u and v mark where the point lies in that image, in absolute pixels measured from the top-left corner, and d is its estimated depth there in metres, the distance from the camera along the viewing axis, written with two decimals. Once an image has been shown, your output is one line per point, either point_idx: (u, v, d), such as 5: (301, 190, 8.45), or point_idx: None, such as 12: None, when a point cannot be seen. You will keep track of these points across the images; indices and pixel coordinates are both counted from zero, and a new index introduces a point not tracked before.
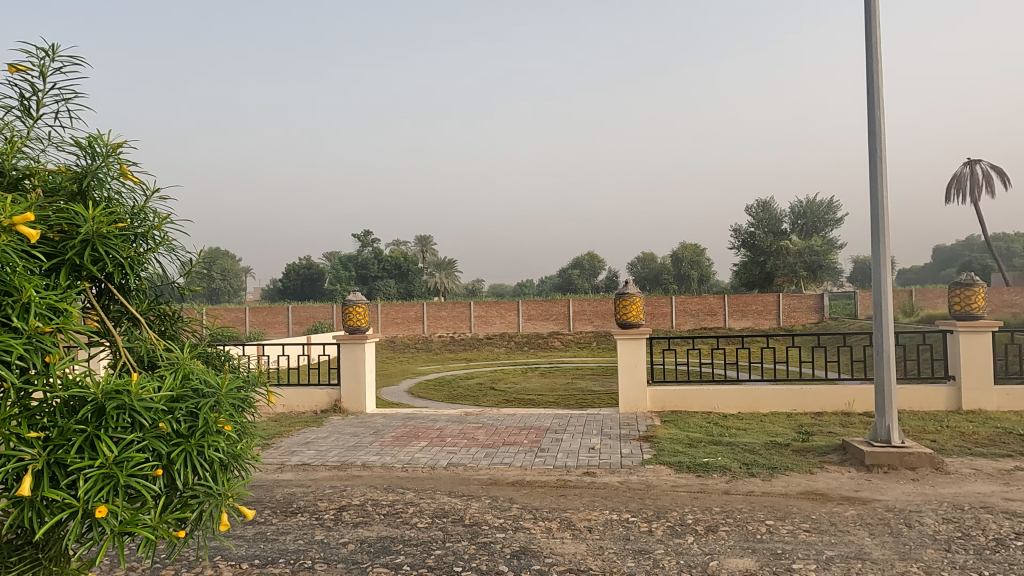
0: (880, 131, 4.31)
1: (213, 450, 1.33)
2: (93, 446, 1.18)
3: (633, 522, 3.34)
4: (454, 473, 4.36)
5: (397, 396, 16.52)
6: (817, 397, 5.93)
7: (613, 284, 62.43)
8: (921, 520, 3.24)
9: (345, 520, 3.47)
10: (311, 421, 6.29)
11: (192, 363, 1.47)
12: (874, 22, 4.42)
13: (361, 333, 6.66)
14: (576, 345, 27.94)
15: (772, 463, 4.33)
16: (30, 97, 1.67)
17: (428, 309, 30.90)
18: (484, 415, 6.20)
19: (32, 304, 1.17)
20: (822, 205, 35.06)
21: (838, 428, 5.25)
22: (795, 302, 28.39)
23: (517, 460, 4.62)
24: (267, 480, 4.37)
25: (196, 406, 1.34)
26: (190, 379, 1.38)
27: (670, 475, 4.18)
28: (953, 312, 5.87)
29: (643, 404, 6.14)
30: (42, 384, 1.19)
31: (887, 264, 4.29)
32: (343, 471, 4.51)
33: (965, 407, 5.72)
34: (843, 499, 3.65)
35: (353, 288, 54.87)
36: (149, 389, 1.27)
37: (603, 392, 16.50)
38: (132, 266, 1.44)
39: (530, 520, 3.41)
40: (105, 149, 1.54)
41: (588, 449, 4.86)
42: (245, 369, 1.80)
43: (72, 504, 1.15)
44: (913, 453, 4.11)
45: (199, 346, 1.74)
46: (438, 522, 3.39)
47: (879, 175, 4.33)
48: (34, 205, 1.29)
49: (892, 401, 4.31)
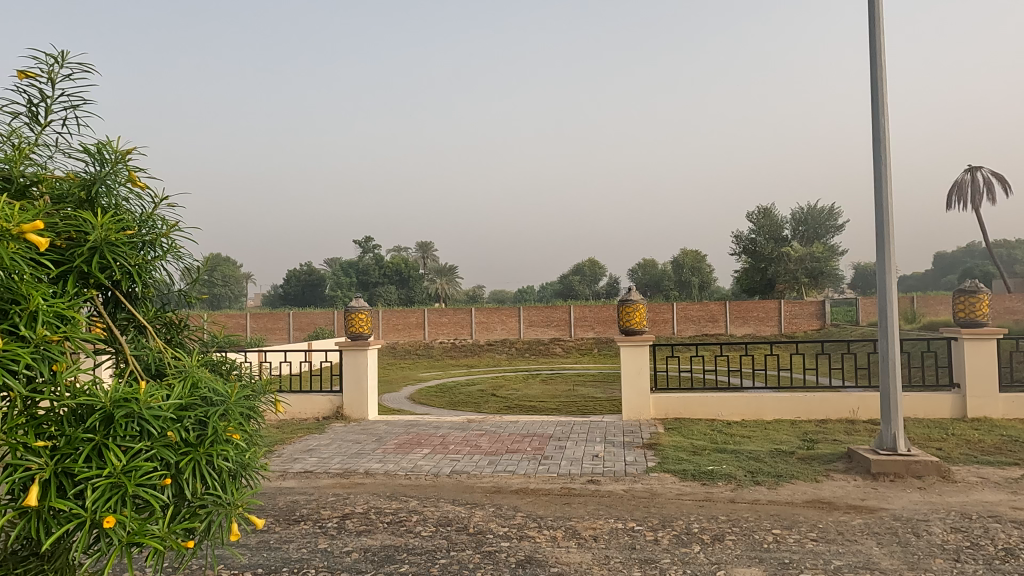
0: (885, 136, 4.31)
1: (221, 459, 1.32)
2: (102, 455, 1.16)
3: (638, 531, 3.31)
4: (458, 481, 4.33)
5: (398, 403, 16.49)
6: (821, 405, 5.91)
7: (614, 290, 62.47)
8: (929, 529, 3.22)
9: (349, 528, 3.45)
10: (313, 428, 6.28)
11: (200, 372, 1.45)
12: (878, 28, 4.42)
13: (364, 339, 6.62)
14: (577, 351, 27.91)
15: (777, 471, 4.31)
16: (38, 103, 1.66)
17: (429, 315, 30.88)
18: (487, 422, 6.19)
19: (39, 312, 1.15)
20: (823, 211, 35.10)
21: (843, 436, 5.22)
22: (797, 309, 28.36)
23: (520, 467, 4.60)
24: (269, 488, 4.34)
25: (204, 415, 1.33)
26: (198, 387, 1.37)
27: (674, 483, 4.16)
28: (958, 319, 5.85)
29: (647, 411, 6.12)
30: (49, 393, 1.18)
31: (892, 271, 4.27)
32: (346, 478, 4.49)
33: (970, 415, 5.69)
34: (850, 508, 3.63)
35: (354, 294, 54.91)
36: (156, 397, 1.26)
37: (604, 399, 16.46)
38: (140, 275, 1.43)
39: (535, 529, 3.38)
40: (114, 156, 1.53)
41: (592, 456, 4.84)
42: (250, 377, 1.78)
43: (79, 514, 1.13)
44: (919, 461, 4.09)
45: (205, 355, 1.72)
46: (442, 530, 3.38)
47: (884, 181, 4.32)
48: (42, 211, 1.28)
49: (898, 409, 4.28)
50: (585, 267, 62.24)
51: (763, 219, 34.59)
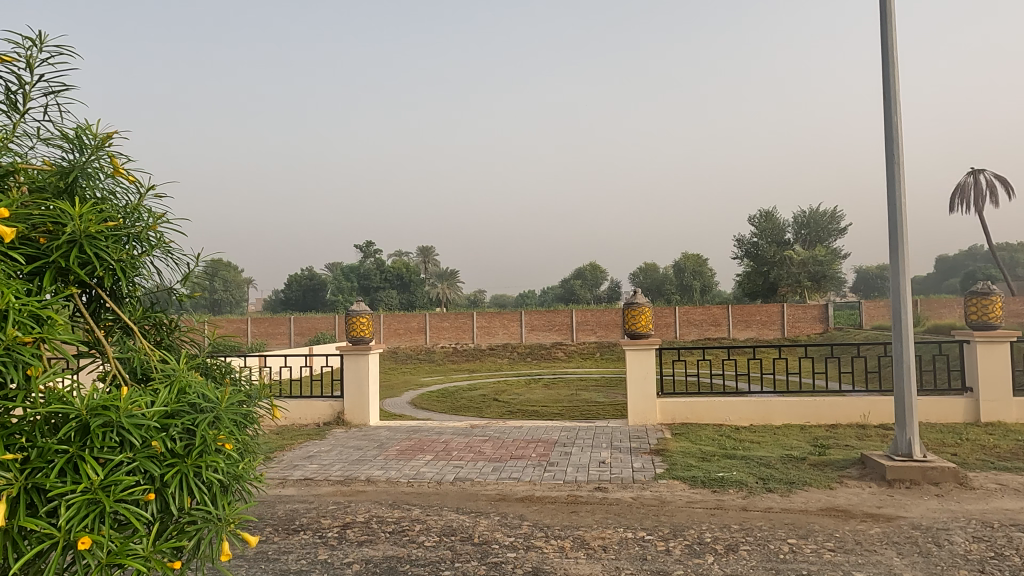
0: (897, 135, 4.21)
1: (211, 470, 1.21)
2: (76, 468, 1.07)
3: (649, 541, 3.21)
4: (462, 489, 4.22)
5: (399, 408, 16.36)
6: (831, 409, 5.80)
7: (616, 294, 62.41)
8: (950, 538, 3.11)
9: (349, 538, 3.34)
10: (313, 434, 6.17)
11: (189, 376, 1.35)
12: (890, 24, 4.33)
13: (364, 345, 6.51)
14: (579, 356, 27.80)
15: (789, 477, 4.20)
16: (15, 90, 1.56)
17: (430, 320, 30.78)
18: (491, 428, 6.08)
19: (10, 311, 1.06)
20: (825, 215, 34.97)
21: (855, 441, 5.10)
22: (800, 313, 28.24)
23: (525, 474, 4.49)
24: (267, 496, 4.23)
25: (192, 423, 1.22)
26: (186, 394, 1.27)
27: (684, 490, 4.05)
28: (970, 321, 5.74)
29: (653, 416, 6.01)
30: (20, 400, 1.08)
31: (905, 272, 4.17)
32: (347, 486, 4.38)
33: (984, 419, 5.58)
34: (866, 516, 3.51)
35: (355, 299, 54.90)
36: (140, 403, 1.16)
37: (607, 404, 16.32)
38: (125, 272, 1.33)
39: (541, 538, 3.28)
40: (95, 142, 1.44)
41: (598, 463, 4.73)
42: (246, 382, 1.68)
43: (52, 535, 1.03)
44: (935, 467, 3.98)
45: (197, 358, 1.62)
46: (446, 540, 3.27)
47: (896, 181, 4.22)
48: (15, 201, 1.18)
49: (914, 413, 4.17)
50: (587, 271, 62.10)
51: (765, 223, 34.46)
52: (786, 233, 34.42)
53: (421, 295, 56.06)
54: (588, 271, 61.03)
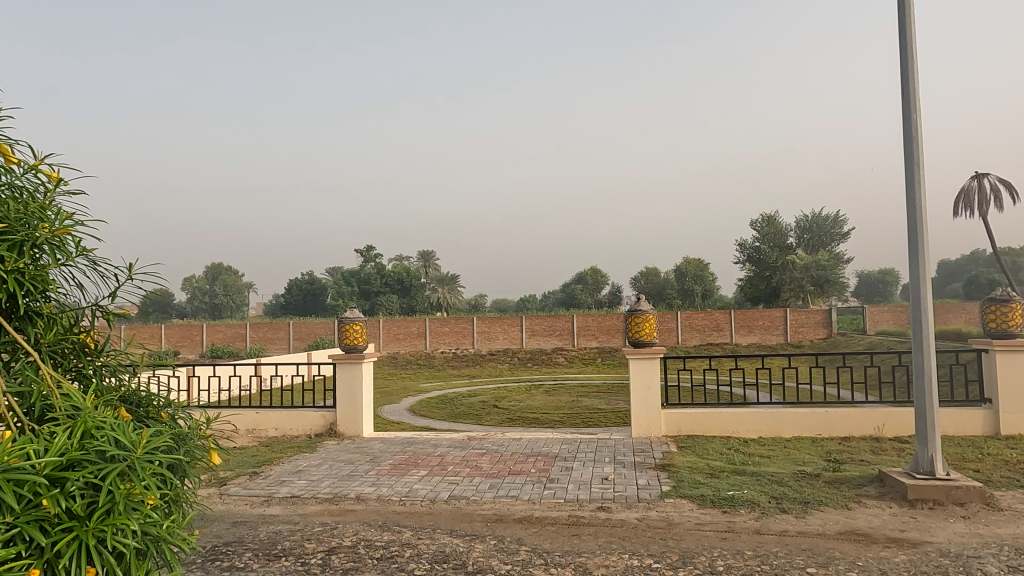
0: (918, 136, 4.00)
1: (113, 538, 1.32)
2: None
3: (657, 570, 2.97)
4: (456, 508, 3.99)
5: (398, 415, 16.10)
6: (843, 421, 5.55)
7: (617, 298, 62.18)
8: (983, 568, 2.86)
9: (333, 565, 3.10)
10: (304, 447, 5.94)
11: (93, 418, 1.45)
12: (909, 20, 4.12)
13: (359, 353, 6.31)
14: (580, 361, 27.58)
15: (803, 496, 3.95)
16: None
17: (430, 324, 30.55)
18: (489, 440, 5.84)
19: None
20: (828, 219, 34.73)
21: (870, 456, 4.87)
22: (803, 318, 27.98)
23: (524, 492, 4.25)
24: (250, 516, 3.99)
25: (93, 477, 1.33)
26: (90, 443, 1.38)
27: (692, 510, 3.81)
28: (988, 330, 5.49)
29: (658, 428, 5.77)
30: None
31: (926, 280, 3.94)
32: (335, 505, 4.14)
33: (1004, 432, 5.33)
34: (890, 541, 3.27)
35: (355, 303, 54.74)
36: (25, 455, 1.28)
37: (608, 411, 16.05)
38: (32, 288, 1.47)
39: (541, 566, 3.04)
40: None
41: (601, 479, 4.49)
42: (167, 416, 1.84)
43: None
44: (960, 487, 3.74)
45: (114, 388, 1.75)
46: (438, 568, 3.03)
47: (915, 184, 3.99)
48: None
49: (935, 429, 3.93)
50: (588, 276, 61.87)
51: (767, 227, 34.22)
52: (788, 238, 34.18)
53: (421, 299, 55.84)
54: (589, 275, 60.82)
